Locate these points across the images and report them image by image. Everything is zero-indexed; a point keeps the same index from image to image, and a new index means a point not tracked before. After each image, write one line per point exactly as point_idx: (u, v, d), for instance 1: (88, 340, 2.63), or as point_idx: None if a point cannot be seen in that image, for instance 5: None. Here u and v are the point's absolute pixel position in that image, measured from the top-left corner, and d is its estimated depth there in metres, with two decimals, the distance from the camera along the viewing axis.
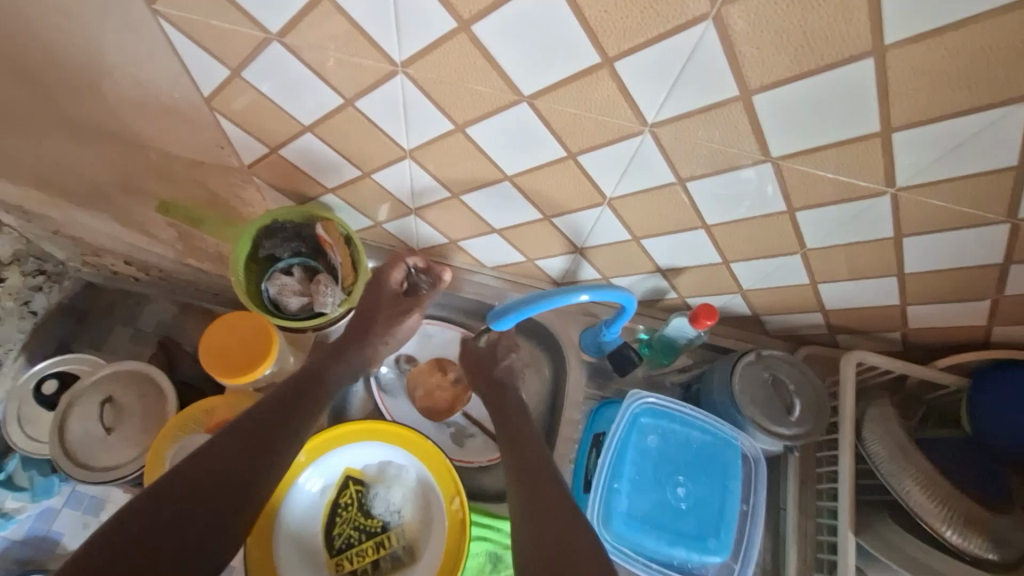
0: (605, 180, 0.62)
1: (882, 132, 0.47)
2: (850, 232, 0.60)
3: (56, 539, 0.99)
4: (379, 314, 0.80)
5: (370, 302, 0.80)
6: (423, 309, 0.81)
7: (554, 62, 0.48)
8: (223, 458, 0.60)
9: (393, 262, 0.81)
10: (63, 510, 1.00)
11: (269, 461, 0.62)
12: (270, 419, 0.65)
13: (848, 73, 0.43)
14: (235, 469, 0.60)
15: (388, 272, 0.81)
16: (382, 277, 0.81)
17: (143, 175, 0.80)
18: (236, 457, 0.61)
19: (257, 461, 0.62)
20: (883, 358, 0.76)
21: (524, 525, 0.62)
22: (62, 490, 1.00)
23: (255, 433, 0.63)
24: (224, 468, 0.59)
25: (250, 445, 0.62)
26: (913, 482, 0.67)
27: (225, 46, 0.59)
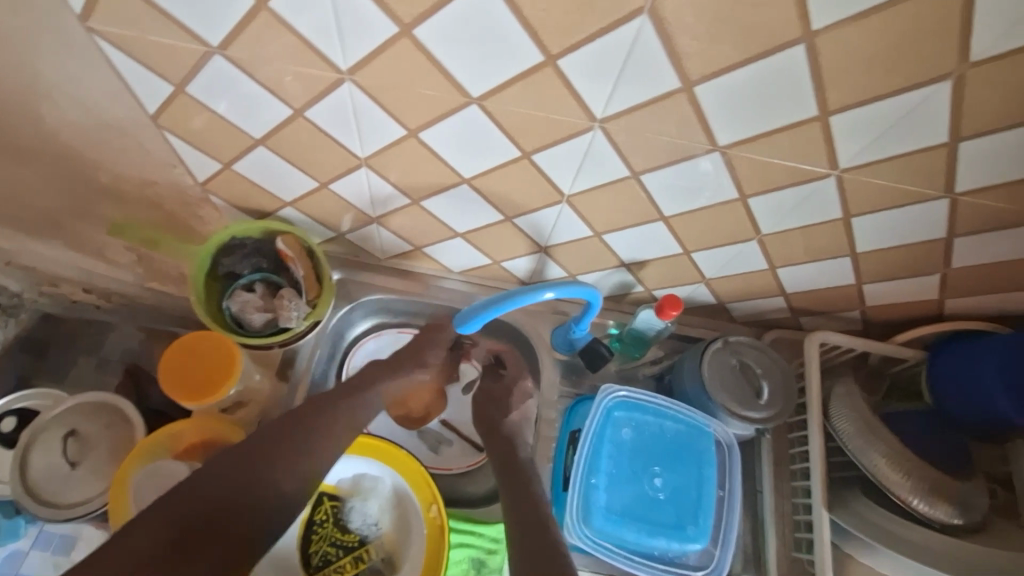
0: (561, 178, 0.62)
1: (820, 116, 0.48)
2: (802, 215, 0.61)
3: None
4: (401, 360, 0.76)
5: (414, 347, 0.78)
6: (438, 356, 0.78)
7: (498, 63, 0.49)
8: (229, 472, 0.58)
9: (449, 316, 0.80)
10: (31, 552, 0.95)
11: (275, 491, 0.60)
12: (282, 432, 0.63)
13: (782, 60, 0.44)
14: (241, 486, 0.58)
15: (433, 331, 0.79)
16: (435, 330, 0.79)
17: (94, 198, 0.77)
18: (246, 472, 0.59)
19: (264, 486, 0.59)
20: (844, 337, 0.78)
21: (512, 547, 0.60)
22: (28, 532, 0.96)
23: (266, 448, 0.61)
24: (230, 485, 0.57)
25: (259, 463, 0.60)
26: (880, 456, 0.69)
27: (167, 62, 0.58)
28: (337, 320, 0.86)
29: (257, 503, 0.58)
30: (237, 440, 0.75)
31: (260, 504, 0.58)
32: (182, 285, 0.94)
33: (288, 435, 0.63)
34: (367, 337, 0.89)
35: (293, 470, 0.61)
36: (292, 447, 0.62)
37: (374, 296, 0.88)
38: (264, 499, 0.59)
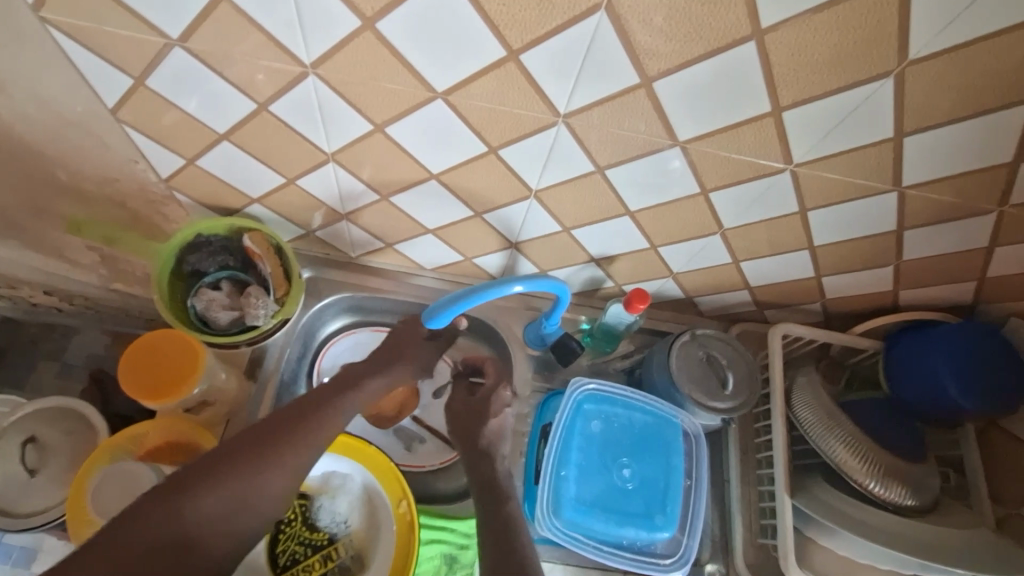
0: (528, 173, 0.63)
1: (773, 112, 0.50)
2: (761, 209, 0.63)
3: None
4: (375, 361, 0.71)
5: (392, 344, 0.73)
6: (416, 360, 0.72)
7: (462, 57, 0.49)
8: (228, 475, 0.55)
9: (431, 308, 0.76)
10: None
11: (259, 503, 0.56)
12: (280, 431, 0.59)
13: (735, 57, 0.46)
14: (240, 489, 0.54)
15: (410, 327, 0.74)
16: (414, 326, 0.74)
17: (52, 196, 0.75)
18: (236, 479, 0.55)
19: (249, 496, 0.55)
20: (806, 329, 0.81)
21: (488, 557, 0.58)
22: None
23: (264, 449, 0.57)
24: (226, 488, 0.54)
25: (258, 468, 0.56)
26: (839, 443, 0.72)
27: (125, 55, 0.56)
28: (307, 319, 0.85)
29: (253, 508, 0.55)
30: (207, 442, 0.74)
31: (258, 506, 0.55)
32: (148, 285, 0.92)
33: (282, 436, 0.58)
34: (341, 334, 0.89)
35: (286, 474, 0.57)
36: (289, 448, 0.58)
37: (349, 295, 0.87)
38: (260, 504, 0.55)
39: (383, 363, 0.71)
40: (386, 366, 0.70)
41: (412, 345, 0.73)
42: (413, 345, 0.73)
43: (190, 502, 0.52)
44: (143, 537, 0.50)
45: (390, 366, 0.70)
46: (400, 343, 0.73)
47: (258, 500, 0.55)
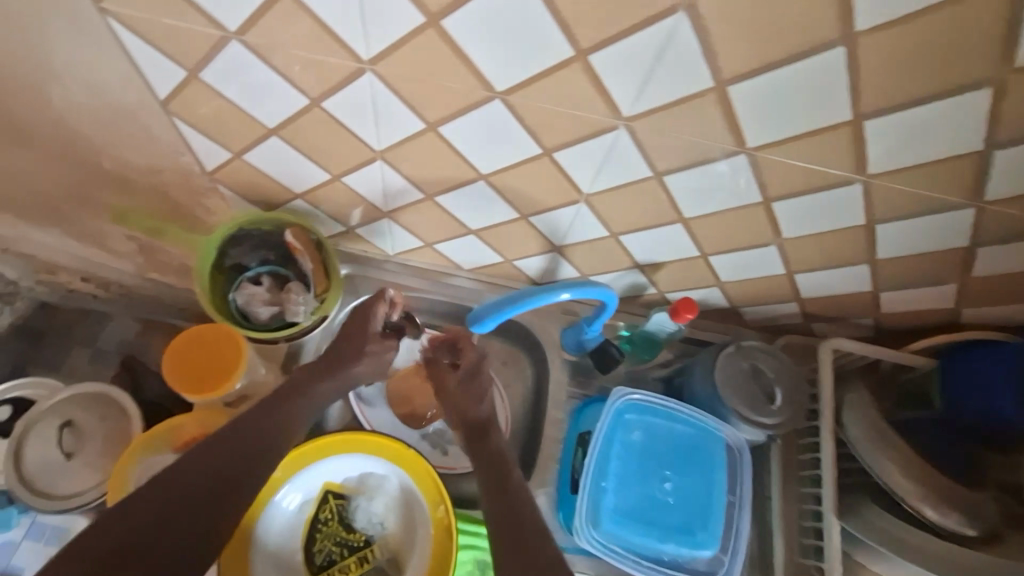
0: (581, 177, 0.61)
1: (854, 119, 0.47)
2: (824, 221, 0.60)
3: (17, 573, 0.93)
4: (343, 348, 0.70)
5: (348, 337, 0.70)
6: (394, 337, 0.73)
7: (527, 57, 0.47)
8: (176, 492, 0.55)
9: (377, 295, 0.72)
10: (23, 542, 0.94)
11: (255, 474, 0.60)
12: (226, 445, 0.59)
13: (819, 62, 0.43)
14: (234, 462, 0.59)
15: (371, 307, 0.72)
16: (365, 312, 0.71)
17: (98, 184, 0.76)
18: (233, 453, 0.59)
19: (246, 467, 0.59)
20: (859, 344, 0.78)
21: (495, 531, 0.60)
22: (21, 522, 0.94)
23: (217, 462, 0.58)
24: (179, 501, 0.55)
25: (209, 482, 0.57)
26: (889, 461, 0.69)
27: (180, 46, 0.56)
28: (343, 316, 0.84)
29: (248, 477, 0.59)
30: None
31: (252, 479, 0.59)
32: (184, 275, 0.92)
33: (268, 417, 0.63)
34: None
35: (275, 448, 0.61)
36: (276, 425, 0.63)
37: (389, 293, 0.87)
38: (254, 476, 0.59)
39: (348, 353, 0.69)
40: (352, 355, 0.69)
41: (370, 333, 0.71)
42: (370, 332, 0.71)
43: (153, 506, 0.54)
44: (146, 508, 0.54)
45: (354, 358, 0.69)
46: (357, 332, 0.71)
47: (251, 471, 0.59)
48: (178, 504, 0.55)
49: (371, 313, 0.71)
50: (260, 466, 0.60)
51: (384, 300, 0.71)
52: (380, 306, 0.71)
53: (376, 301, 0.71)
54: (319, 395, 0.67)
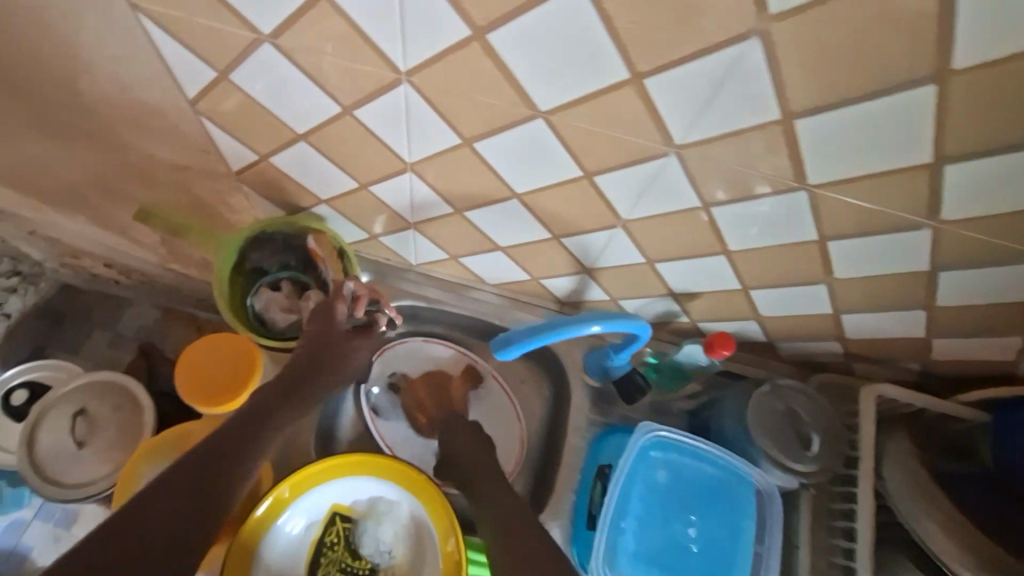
0: (621, 203, 0.57)
1: (933, 162, 0.43)
2: (883, 264, 0.56)
3: (25, 554, 0.92)
4: (308, 352, 0.68)
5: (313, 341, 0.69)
6: (371, 338, 0.72)
7: (577, 76, 0.44)
8: (148, 511, 0.51)
9: (335, 294, 0.71)
10: (33, 522, 0.94)
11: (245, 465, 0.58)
12: (172, 491, 0.53)
13: (904, 100, 0.39)
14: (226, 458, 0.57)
15: (332, 306, 0.71)
16: (327, 313, 0.70)
17: (122, 178, 0.74)
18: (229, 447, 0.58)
19: (238, 461, 0.58)
20: (902, 391, 0.72)
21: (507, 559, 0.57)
22: (32, 502, 0.94)
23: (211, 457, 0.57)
24: (175, 494, 0.53)
25: (203, 474, 0.55)
26: (932, 522, 0.64)
27: (212, 46, 0.54)
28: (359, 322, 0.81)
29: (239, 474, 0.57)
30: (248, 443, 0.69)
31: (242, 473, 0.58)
32: (204, 269, 0.91)
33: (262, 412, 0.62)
34: (394, 343, 0.83)
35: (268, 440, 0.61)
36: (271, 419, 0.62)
37: (408, 303, 0.84)
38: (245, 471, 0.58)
39: (315, 358, 0.67)
40: (320, 358, 0.67)
41: (335, 332, 0.70)
42: (332, 330, 0.69)
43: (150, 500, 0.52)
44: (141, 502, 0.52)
45: (320, 363, 0.67)
46: (322, 334, 0.69)
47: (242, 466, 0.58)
48: (174, 498, 0.53)
49: (332, 313, 0.70)
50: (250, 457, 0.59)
51: (343, 297, 0.70)
52: (341, 304, 0.70)
53: (336, 300, 0.70)
54: (307, 398, 0.66)
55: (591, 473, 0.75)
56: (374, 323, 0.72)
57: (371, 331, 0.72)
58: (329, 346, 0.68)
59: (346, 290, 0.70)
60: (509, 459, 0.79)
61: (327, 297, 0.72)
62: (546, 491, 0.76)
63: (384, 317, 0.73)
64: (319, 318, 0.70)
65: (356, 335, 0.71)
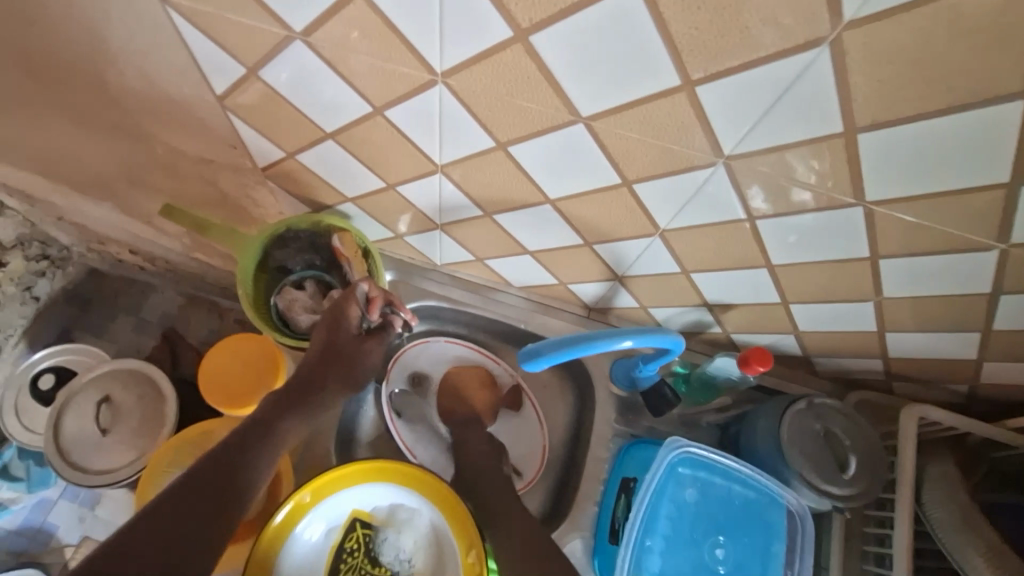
0: (659, 212, 0.55)
1: (1010, 182, 0.40)
2: (940, 285, 0.53)
3: (51, 533, 0.94)
4: (321, 355, 0.67)
5: (323, 344, 0.68)
6: (383, 340, 0.71)
7: (623, 81, 0.41)
8: (153, 524, 0.49)
9: (348, 295, 0.69)
10: (60, 501, 0.95)
11: (250, 475, 0.56)
12: (179, 509, 0.51)
13: (985, 116, 0.36)
14: (231, 468, 0.56)
15: (344, 308, 0.69)
16: (339, 315, 0.69)
17: (149, 169, 0.74)
18: (234, 457, 0.57)
19: (243, 471, 0.56)
20: (947, 414, 0.68)
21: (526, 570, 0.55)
22: (58, 482, 0.96)
23: (217, 466, 0.55)
24: (181, 506, 0.51)
25: (209, 484, 0.53)
26: (978, 556, 0.61)
27: (242, 41, 0.52)
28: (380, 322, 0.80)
29: (245, 485, 0.55)
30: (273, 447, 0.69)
31: (248, 485, 0.56)
32: (228, 260, 0.91)
33: (267, 423, 0.61)
34: (409, 346, 0.81)
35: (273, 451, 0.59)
36: (276, 428, 0.61)
37: (431, 303, 0.82)
38: (250, 483, 0.56)
39: (325, 363, 0.67)
40: (330, 363, 0.67)
41: (346, 335, 0.69)
42: (344, 334, 0.69)
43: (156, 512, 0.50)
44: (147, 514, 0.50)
45: (329, 368, 0.66)
46: (334, 337, 0.68)
47: (247, 476, 0.56)
48: (180, 508, 0.51)
49: (344, 315, 0.69)
50: (255, 468, 0.57)
51: (356, 299, 0.68)
52: (353, 307, 0.69)
53: (347, 302, 0.69)
54: (314, 407, 0.64)
55: (614, 485, 0.73)
56: (388, 325, 0.71)
57: (383, 334, 0.71)
58: (342, 348, 0.68)
59: (359, 292, 0.69)
60: (528, 467, 0.78)
61: (339, 297, 0.70)
62: (567, 502, 0.75)
63: (399, 319, 0.71)
64: (331, 320, 0.69)
65: (367, 338, 0.70)
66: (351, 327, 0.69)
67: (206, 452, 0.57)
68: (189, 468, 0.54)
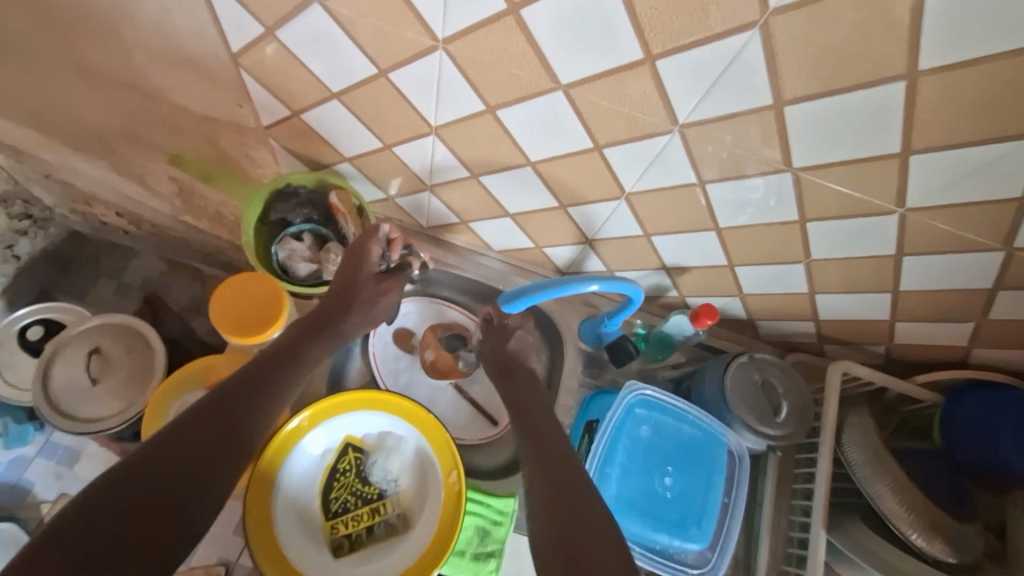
0: (626, 175, 0.63)
1: (901, 153, 0.49)
2: (855, 247, 0.62)
3: (27, 488, 0.97)
4: (348, 288, 0.75)
5: (347, 281, 0.76)
6: (400, 281, 0.81)
7: (596, 53, 0.49)
8: (159, 467, 0.53)
9: (371, 235, 0.77)
10: (36, 459, 0.98)
11: (245, 426, 0.60)
12: (186, 444, 0.56)
13: (878, 94, 0.45)
14: (233, 416, 0.60)
15: (366, 245, 0.77)
16: (362, 252, 0.77)
17: (153, 126, 0.79)
18: (234, 409, 0.60)
19: (240, 420, 0.60)
20: (869, 371, 0.78)
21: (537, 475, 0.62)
22: (35, 440, 0.98)
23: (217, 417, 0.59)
24: (184, 453, 0.55)
25: (209, 434, 0.57)
26: (885, 487, 0.70)
27: (262, 4, 0.58)
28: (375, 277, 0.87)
29: (243, 433, 0.60)
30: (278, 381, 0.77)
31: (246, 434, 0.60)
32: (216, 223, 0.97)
33: (275, 369, 0.66)
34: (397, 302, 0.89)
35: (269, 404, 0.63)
36: (283, 371, 0.66)
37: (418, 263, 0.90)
38: (248, 433, 0.60)
39: (349, 297, 0.75)
40: (354, 296, 0.76)
41: (368, 272, 0.77)
42: (369, 270, 0.77)
43: (160, 458, 0.54)
44: (151, 459, 0.53)
45: (353, 302, 0.75)
46: (358, 273, 0.76)
47: (246, 425, 0.60)
48: (181, 455, 0.55)
49: (367, 253, 0.77)
50: (251, 418, 0.61)
51: (379, 239, 0.77)
52: (376, 245, 0.77)
53: (370, 241, 0.77)
54: (313, 356, 0.70)
55: (577, 425, 0.83)
56: (403, 265, 0.82)
57: (401, 274, 0.81)
58: (365, 284, 0.77)
59: (382, 232, 0.78)
60: (502, 414, 0.86)
61: (360, 235, 0.78)
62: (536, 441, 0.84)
63: (415, 261, 0.83)
64: (353, 257, 0.77)
65: (387, 277, 0.80)
66: (371, 265, 0.77)
67: (221, 384, 0.63)
68: (194, 407, 0.59)
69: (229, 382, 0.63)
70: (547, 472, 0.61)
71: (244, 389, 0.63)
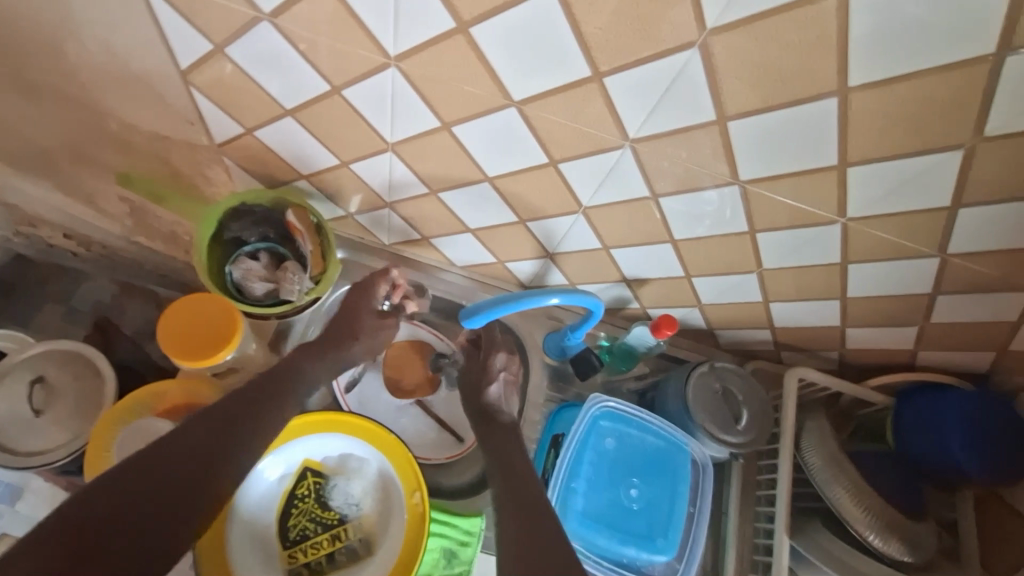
0: (582, 189, 0.64)
1: (839, 165, 0.52)
2: (803, 256, 0.64)
3: None
4: (350, 318, 0.75)
5: (348, 310, 0.76)
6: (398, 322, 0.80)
7: (544, 71, 0.50)
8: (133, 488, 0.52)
9: (381, 275, 0.78)
10: None
11: (233, 454, 0.59)
12: (164, 466, 0.55)
13: (812, 109, 0.47)
14: (219, 441, 0.58)
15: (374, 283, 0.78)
16: (367, 289, 0.77)
17: (101, 144, 0.76)
18: (221, 434, 0.59)
19: (225, 444, 0.59)
20: (823, 375, 0.80)
21: (505, 500, 0.61)
22: None
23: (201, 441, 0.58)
24: (161, 476, 0.54)
25: (190, 457, 0.56)
26: (843, 489, 0.71)
27: (211, 21, 0.57)
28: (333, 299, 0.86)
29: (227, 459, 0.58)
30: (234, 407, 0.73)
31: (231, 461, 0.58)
32: (172, 243, 0.94)
33: (267, 395, 0.64)
34: None
35: (260, 431, 0.62)
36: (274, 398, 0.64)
37: None
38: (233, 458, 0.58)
39: (349, 328, 0.75)
40: (351, 330, 0.75)
41: (369, 308, 0.76)
42: (369, 306, 0.76)
43: (136, 479, 0.53)
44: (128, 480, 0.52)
45: (351, 334, 0.74)
46: (358, 306, 0.76)
47: (232, 450, 0.59)
48: (158, 477, 0.54)
49: (372, 291, 0.77)
50: (240, 446, 0.59)
51: (387, 280, 0.78)
52: (382, 285, 0.78)
53: (378, 280, 0.78)
54: (307, 379, 0.69)
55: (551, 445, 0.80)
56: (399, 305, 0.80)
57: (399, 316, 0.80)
58: (364, 316, 0.76)
59: (392, 275, 0.78)
60: (467, 432, 0.85)
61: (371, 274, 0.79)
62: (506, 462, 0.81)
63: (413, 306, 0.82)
64: (360, 292, 0.77)
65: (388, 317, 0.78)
66: (375, 304, 0.77)
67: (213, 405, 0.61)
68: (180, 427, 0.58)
69: (220, 403, 0.61)
70: (507, 496, 0.61)
71: (227, 411, 0.61)
